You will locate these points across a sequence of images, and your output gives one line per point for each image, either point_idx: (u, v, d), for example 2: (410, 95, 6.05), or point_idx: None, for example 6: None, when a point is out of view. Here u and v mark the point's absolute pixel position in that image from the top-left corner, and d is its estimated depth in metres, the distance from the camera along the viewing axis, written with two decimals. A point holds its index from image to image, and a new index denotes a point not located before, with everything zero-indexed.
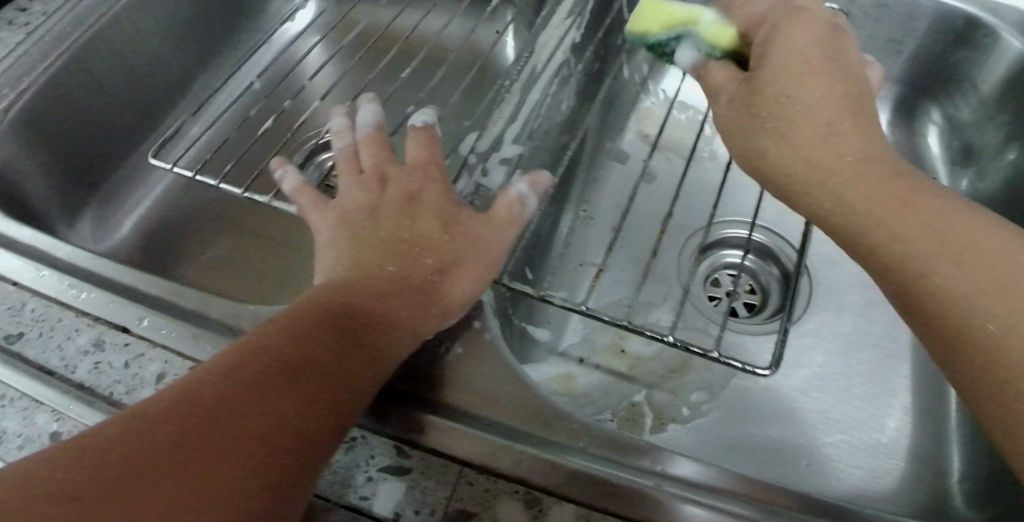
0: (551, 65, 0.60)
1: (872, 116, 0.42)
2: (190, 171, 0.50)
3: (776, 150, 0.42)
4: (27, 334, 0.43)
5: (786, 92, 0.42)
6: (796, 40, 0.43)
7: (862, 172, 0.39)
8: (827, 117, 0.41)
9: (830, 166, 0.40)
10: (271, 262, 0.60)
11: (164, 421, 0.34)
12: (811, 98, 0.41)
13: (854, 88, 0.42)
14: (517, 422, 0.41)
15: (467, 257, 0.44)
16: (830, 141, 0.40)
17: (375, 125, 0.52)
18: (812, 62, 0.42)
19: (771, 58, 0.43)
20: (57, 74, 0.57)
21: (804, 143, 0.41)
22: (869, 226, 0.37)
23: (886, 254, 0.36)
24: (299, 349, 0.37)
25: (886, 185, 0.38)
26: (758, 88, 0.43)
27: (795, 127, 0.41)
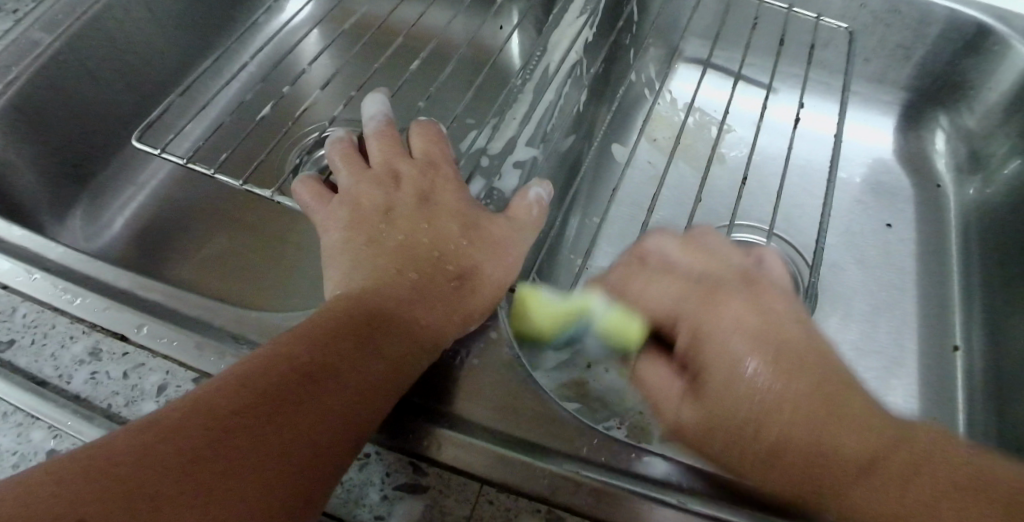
0: (562, 66, 0.62)
1: (795, 355, 0.36)
2: (180, 158, 0.47)
3: (708, 378, 0.36)
4: (19, 341, 0.40)
5: (742, 377, 0.35)
6: (732, 345, 0.36)
7: (794, 433, 0.34)
8: (733, 317, 0.37)
9: (778, 451, 0.34)
10: (269, 264, 0.57)
11: (181, 429, 0.32)
12: (771, 385, 0.35)
13: (776, 323, 0.37)
14: (536, 437, 0.39)
15: (488, 262, 0.43)
16: (771, 356, 0.36)
17: (385, 117, 0.50)
18: (728, 319, 0.37)
19: (709, 337, 0.37)
20: (47, 64, 0.54)
21: (754, 386, 0.35)
22: (784, 433, 0.34)
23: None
24: (321, 353, 0.36)
25: (890, 474, 0.33)
26: (710, 396, 0.36)
27: (761, 434, 0.35)
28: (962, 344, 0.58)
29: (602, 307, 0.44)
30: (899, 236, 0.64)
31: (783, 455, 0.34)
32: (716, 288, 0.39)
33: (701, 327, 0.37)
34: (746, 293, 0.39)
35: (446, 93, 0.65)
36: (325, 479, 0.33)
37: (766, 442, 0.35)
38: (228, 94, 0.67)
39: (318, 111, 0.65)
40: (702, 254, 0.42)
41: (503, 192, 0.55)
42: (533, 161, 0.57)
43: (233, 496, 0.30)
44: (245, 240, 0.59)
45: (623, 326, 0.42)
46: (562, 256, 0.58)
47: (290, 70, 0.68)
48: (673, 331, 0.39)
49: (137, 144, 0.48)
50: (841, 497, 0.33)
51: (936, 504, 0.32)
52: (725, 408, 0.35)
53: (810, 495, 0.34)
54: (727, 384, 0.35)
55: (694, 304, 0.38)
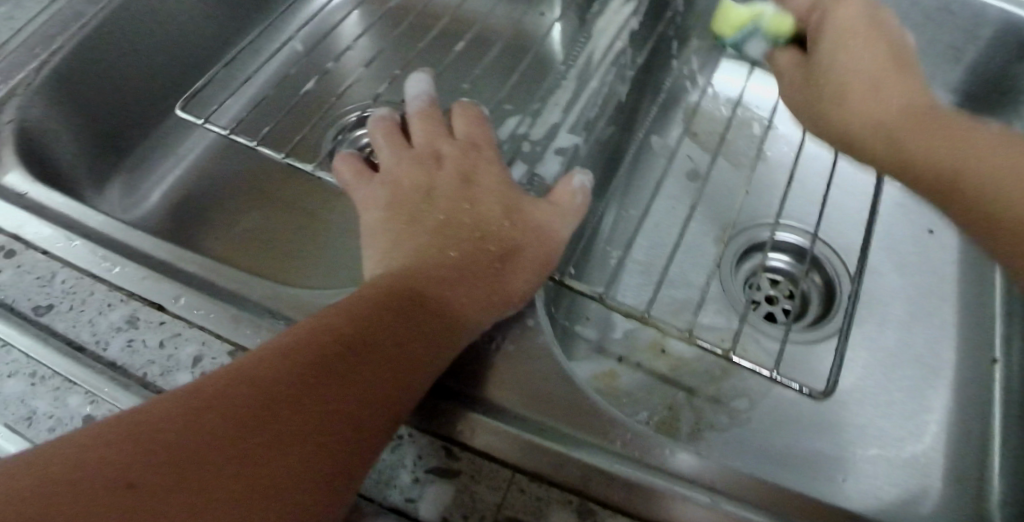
0: (608, 54, 0.61)
1: (900, 65, 0.45)
2: (223, 128, 0.46)
3: (828, 74, 0.46)
4: (57, 306, 0.41)
5: (841, 66, 0.45)
6: (837, 21, 0.47)
7: (884, 114, 0.43)
8: (866, 34, 0.46)
9: (879, 106, 0.43)
10: (302, 241, 0.57)
11: (224, 399, 0.32)
12: (868, 74, 0.44)
13: (895, 53, 0.45)
14: (571, 427, 0.39)
15: (531, 245, 0.42)
16: (882, 57, 0.45)
17: (428, 97, 0.49)
18: (869, 34, 0.46)
19: (836, 59, 0.46)
20: (93, 34, 0.54)
21: (853, 94, 0.44)
22: (862, 113, 0.44)
23: (953, 168, 0.38)
24: (360, 329, 0.35)
25: (929, 125, 0.41)
26: (825, 73, 0.46)
27: (846, 107, 0.45)
28: (1000, 357, 0.55)
29: (771, 11, 0.54)
30: (941, 244, 0.63)
31: (869, 137, 0.43)
32: (875, 17, 0.46)
33: (821, 23, 0.48)
34: (881, 47, 0.45)
35: (486, 78, 0.65)
36: (361, 460, 0.32)
37: (854, 121, 0.44)
38: (268, 72, 0.67)
39: (357, 90, 0.64)
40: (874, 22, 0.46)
41: (545, 178, 0.53)
42: (576, 148, 0.55)
43: (274, 468, 0.30)
44: (279, 216, 0.59)
45: (782, 24, 0.53)
46: (597, 246, 0.57)
47: (330, 51, 0.68)
48: (809, 31, 0.49)
49: (179, 114, 0.48)
50: (911, 154, 0.41)
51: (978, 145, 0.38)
52: (843, 94, 0.45)
53: (899, 137, 0.42)
54: (839, 91, 0.45)
55: (824, 1, 0.48)
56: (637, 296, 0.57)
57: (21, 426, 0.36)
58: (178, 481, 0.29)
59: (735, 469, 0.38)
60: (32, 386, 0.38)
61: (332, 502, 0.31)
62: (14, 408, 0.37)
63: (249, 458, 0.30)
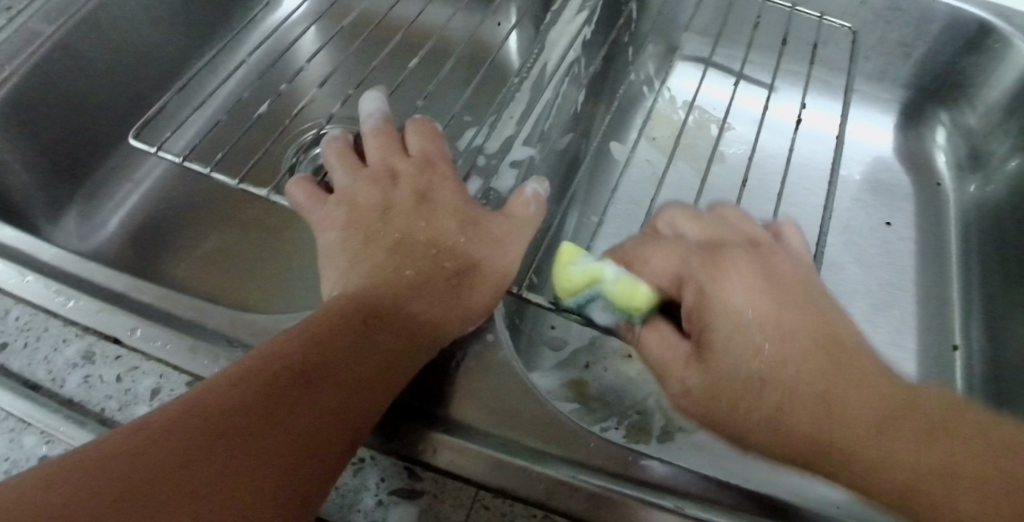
0: (562, 63, 0.61)
1: (784, 289, 0.41)
2: (174, 156, 0.46)
3: (714, 311, 0.39)
4: (12, 344, 0.40)
5: (739, 306, 0.39)
6: (725, 283, 0.40)
7: (807, 382, 0.36)
8: (744, 287, 0.40)
9: (785, 391, 0.37)
10: (265, 263, 0.57)
11: (177, 432, 0.32)
12: (776, 349, 0.38)
13: (779, 285, 0.41)
14: (531, 441, 0.39)
15: (486, 260, 0.42)
16: (770, 308, 0.39)
17: (382, 115, 0.49)
18: (753, 282, 0.40)
19: (720, 316, 0.39)
20: (42, 61, 0.54)
21: (734, 298, 0.39)
22: (786, 398, 0.36)
23: (943, 470, 0.33)
24: (316, 354, 0.35)
25: (905, 423, 0.35)
26: (705, 304, 0.40)
27: (790, 415, 0.36)
28: (961, 342, 0.58)
29: (614, 272, 0.43)
30: (900, 236, 0.64)
31: (791, 433, 0.36)
32: (715, 257, 0.42)
33: (690, 264, 0.42)
34: (758, 258, 0.42)
35: (444, 90, 0.65)
36: (320, 484, 0.33)
37: (762, 373, 0.37)
38: (224, 92, 0.66)
39: (315, 108, 0.64)
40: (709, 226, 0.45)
41: (500, 192, 0.54)
42: (531, 160, 0.57)
43: (230, 499, 0.30)
44: (241, 239, 0.59)
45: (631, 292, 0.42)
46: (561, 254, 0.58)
47: (287, 67, 0.67)
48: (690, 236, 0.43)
49: (131, 141, 0.47)
50: (875, 458, 0.34)
51: (956, 433, 0.34)
52: (741, 414, 0.37)
53: (843, 451, 0.35)
54: (732, 352, 0.38)
55: (696, 270, 0.41)
56: None
57: None
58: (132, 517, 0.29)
59: (700, 473, 0.39)
60: None
61: None
62: None
63: (205, 489, 0.30)
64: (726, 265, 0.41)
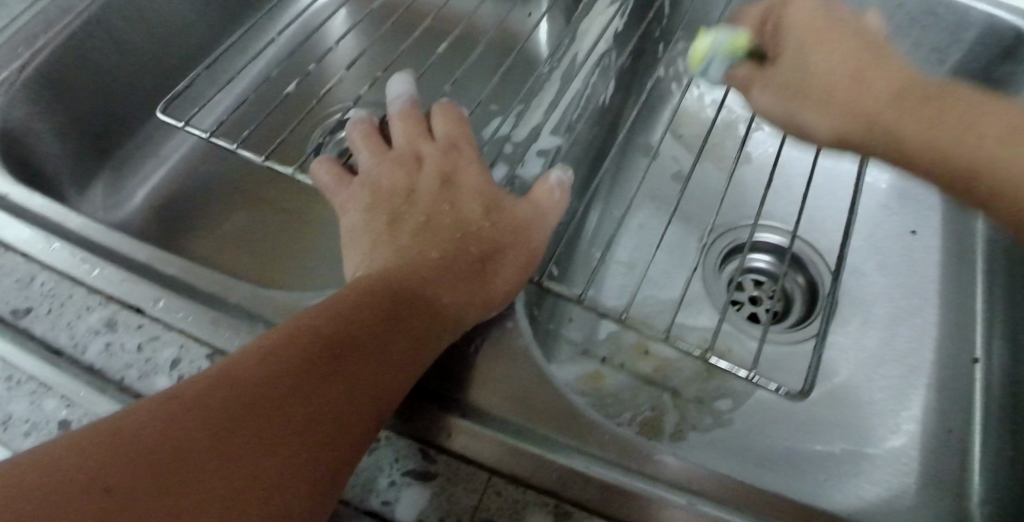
0: (591, 55, 0.60)
1: (836, 26, 0.46)
2: (203, 132, 0.46)
3: (790, 55, 0.47)
4: (36, 309, 0.41)
5: (815, 67, 0.45)
6: (799, 27, 0.46)
7: (860, 92, 0.43)
8: (814, 35, 0.46)
9: (831, 76, 0.44)
10: (286, 241, 0.57)
11: (205, 402, 0.32)
12: (830, 63, 0.44)
13: (845, 36, 0.45)
14: (547, 429, 0.39)
15: (511, 245, 0.42)
16: (841, 48, 0.45)
17: (409, 98, 0.49)
18: (825, 34, 0.45)
19: (794, 5, 0.48)
20: (74, 34, 0.54)
21: (822, 55, 0.45)
22: (830, 102, 0.44)
23: (979, 157, 0.39)
24: (340, 330, 0.35)
25: (913, 100, 0.42)
26: (783, 36, 0.48)
27: (834, 98, 0.44)
28: (983, 356, 0.56)
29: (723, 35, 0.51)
30: (925, 244, 0.63)
31: (849, 115, 0.44)
32: (783, 20, 0.48)
33: (778, 22, 0.48)
34: (803, 25, 0.46)
35: (471, 78, 0.65)
36: (346, 459, 0.33)
37: (800, 104, 0.46)
38: (253, 72, 0.67)
39: (341, 91, 0.64)
40: (818, 26, 0.46)
41: (525, 180, 0.53)
42: (557, 149, 0.55)
43: (258, 470, 0.30)
44: (263, 216, 0.59)
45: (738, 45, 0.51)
46: (581, 247, 0.58)
47: (315, 50, 0.67)
48: (766, 24, 0.50)
49: (160, 115, 0.47)
50: (907, 136, 0.42)
51: (973, 109, 0.41)
52: (804, 97, 0.45)
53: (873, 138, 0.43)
54: (805, 74, 0.45)
55: (776, 10, 0.49)
56: (619, 298, 0.57)
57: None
58: (162, 486, 0.29)
59: (715, 471, 0.39)
60: (9, 389, 0.38)
61: (318, 501, 0.31)
62: None
63: (234, 460, 0.30)
64: (828, 28, 0.46)
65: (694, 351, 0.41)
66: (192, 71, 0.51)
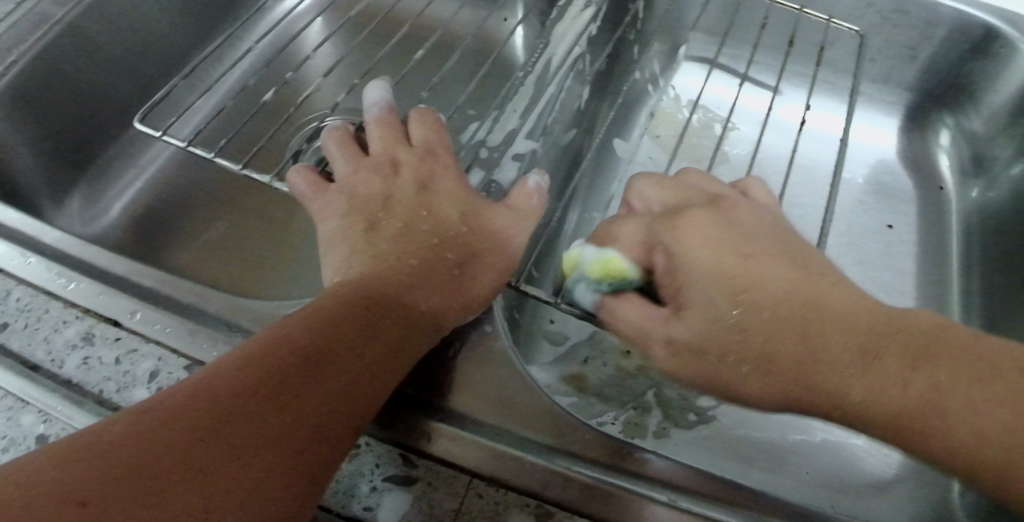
0: (566, 58, 0.61)
1: (751, 234, 0.40)
2: (181, 141, 0.46)
3: (692, 296, 0.38)
4: (12, 325, 0.40)
5: (709, 315, 0.38)
6: (692, 244, 0.39)
7: (840, 357, 0.36)
8: (712, 256, 0.39)
9: (768, 360, 0.37)
10: (267, 250, 0.57)
11: (182, 415, 0.32)
12: (770, 313, 0.37)
13: (743, 237, 0.40)
14: (528, 431, 0.39)
15: (488, 250, 0.42)
16: (762, 308, 0.37)
17: (386, 104, 0.49)
18: (738, 254, 0.39)
19: (687, 280, 0.39)
20: (47, 47, 0.54)
21: (733, 301, 0.37)
22: (748, 376, 0.38)
23: (941, 431, 0.34)
24: (320, 339, 0.36)
25: (895, 345, 0.36)
26: (671, 261, 0.40)
27: (766, 285, 0.38)
28: None
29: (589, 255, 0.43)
30: (900, 239, 0.64)
31: (811, 376, 0.36)
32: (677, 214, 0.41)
33: (658, 234, 0.41)
34: (717, 214, 0.41)
35: (448, 84, 0.65)
36: (325, 467, 0.33)
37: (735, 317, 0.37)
38: (229, 82, 0.67)
39: (319, 99, 0.64)
40: (705, 230, 0.40)
41: (501, 184, 0.54)
42: (533, 153, 0.57)
43: (236, 481, 0.30)
44: (243, 226, 0.59)
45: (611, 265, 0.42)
46: (561, 249, 0.58)
47: (292, 58, 0.67)
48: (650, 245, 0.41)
49: (137, 125, 0.46)
50: (865, 413, 0.36)
51: (950, 359, 0.35)
52: (721, 363, 0.38)
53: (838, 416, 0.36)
54: (711, 325, 0.38)
55: (660, 232, 0.41)
56: None
57: None
58: (140, 499, 0.29)
59: (693, 467, 0.40)
60: None
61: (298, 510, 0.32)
62: None
63: (211, 472, 0.30)
64: (686, 214, 0.41)
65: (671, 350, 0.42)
66: (171, 82, 0.50)
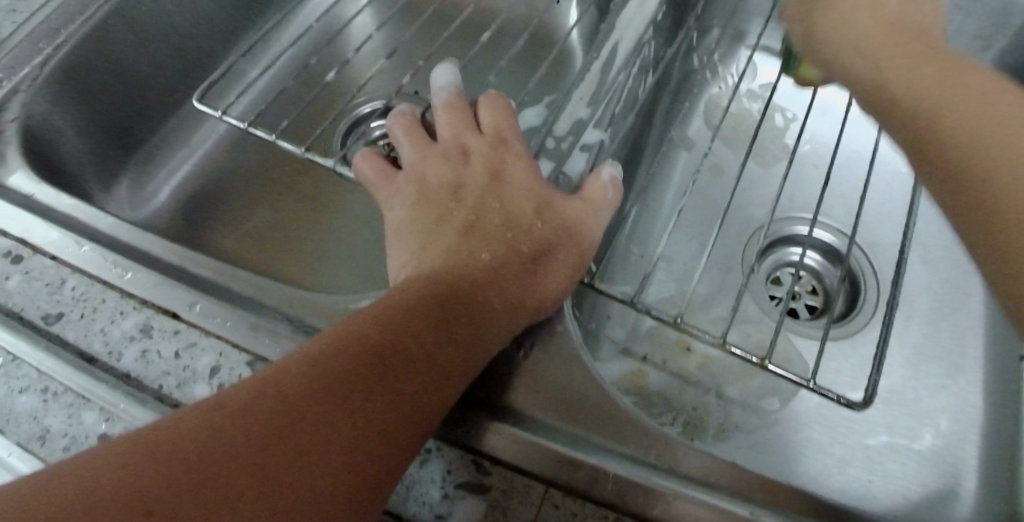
0: (635, 46, 0.55)
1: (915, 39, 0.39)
2: (242, 122, 0.44)
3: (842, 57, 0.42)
4: (68, 315, 0.39)
5: (853, 51, 0.41)
6: (856, 41, 0.41)
7: (923, 81, 0.37)
8: (895, 46, 0.39)
9: (877, 88, 0.39)
10: (314, 238, 0.56)
11: (248, 414, 0.30)
12: (890, 66, 0.39)
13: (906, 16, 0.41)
14: (603, 438, 0.37)
15: (562, 246, 0.40)
16: (890, 44, 0.39)
17: (455, 88, 0.47)
18: (916, 49, 0.38)
19: (857, 65, 0.41)
20: (96, 27, 0.53)
21: (856, 54, 0.41)
22: (895, 81, 0.38)
23: (990, 167, 0.32)
24: (391, 338, 0.34)
25: (946, 77, 0.36)
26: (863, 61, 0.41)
27: (895, 70, 0.38)
28: None
29: None
30: None
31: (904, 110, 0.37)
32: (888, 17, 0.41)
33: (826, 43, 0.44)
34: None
35: (511, 70, 0.63)
36: (392, 474, 0.31)
37: (881, 80, 0.39)
38: (277, 67, 0.65)
39: (373, 86, 0.63)
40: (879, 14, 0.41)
41: (571, 178, 0.49)
42: (603, 144, 0.51)
43: (303, 489, 0.29)
44: (292, 212, 0.57)
45: None
46: (620, 244, 0.56)
47: (343, 47, 0.65)
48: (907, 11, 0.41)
49: (199, 104, 0.45)
50: (1007, 173, 0.31)
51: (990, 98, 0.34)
52: (879, 103, 0.39)
53: (958, 170, 0.33)
54: (860, 80, 0.40)
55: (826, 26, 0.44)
56: (662, 291, 0.56)
57: (35, 445, 0.35)
58: (205, 505, 0.28)
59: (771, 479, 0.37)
60: (44, 402, 0.36)
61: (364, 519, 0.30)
62: (27, 425, 0.35)
63: (279, 478, 0.29)
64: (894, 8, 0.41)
65: (751, 357, 0.40)
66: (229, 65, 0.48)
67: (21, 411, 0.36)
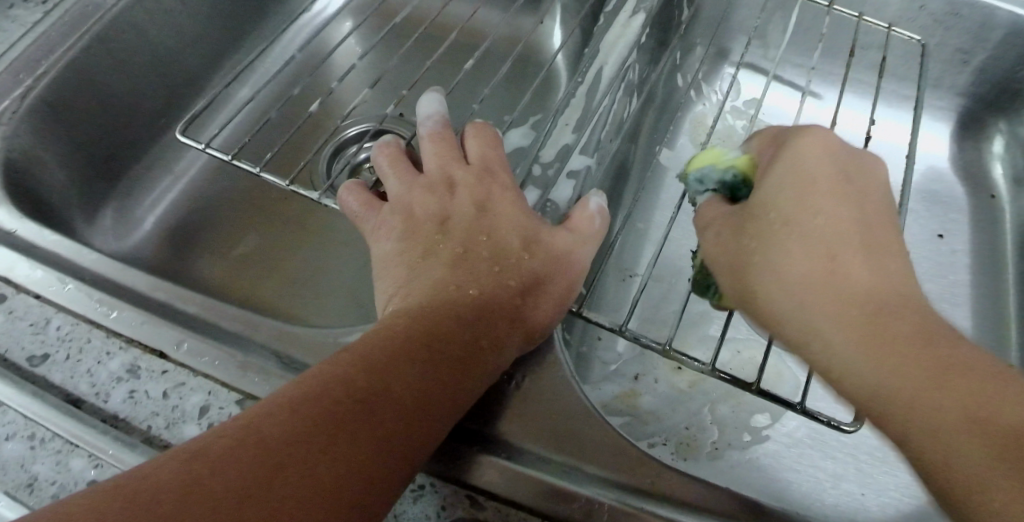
0: (618, 68, 0.54)
1: (835, 250, 0.34)
2: (225, 154, 0.43)
3: (753, 269, 0.37)
4: (54, 356, 0.39)
5: (779, 280, 0.35)
6: (779, 258, 0.35)
7: (850, 334, 0.32)
8: (823, 271, 0.34)
9: (800, 332, 0.34)
10: (300, 267, 0.56)
11: (229, 461, 0.30)
12: (811, 303, 0.34)
13: (826, 224, 0.35)
14: (596, 469, 0.37)
15: (549, 279, 0.40)
16: (815, 285, 0.34)
17: (440, 117, 0.47)
18: (837, 277, 0.34)
19: (767, 288, 0.36)
20: (77, 58, 0.52)
21: (777, 273, 0.35)
22: (816, 324, 0.33)
23: (960, 470, 0.28)
24: (376, 379, 0.33)
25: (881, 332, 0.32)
26: (778, 293, 0.35)
27: (820, 309, 0.33)
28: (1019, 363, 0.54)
29: None
30: None
31: (843, 373, 0.32)
32: (815, 234, 0.35)
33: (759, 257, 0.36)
34: (815, 178, 0.36)
35: (496, 94, 0.63)
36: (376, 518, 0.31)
37: (802, 318, 0.34)
38: (261, 95, 0.65)
39: (359, 113, 0.63)
40: (800, 226, 0.35)
41: (558, 204, 0.49)
42: (589, 171, 0.51)
43: None
44: (278, 239, 0.57)
45: None
46: (609, 266, 0.57)
47: (328, 73, 0.65)
48: (810, 206, 0.36)
49: (179, 137, 0.44)
50: (902, 400, 0.30)
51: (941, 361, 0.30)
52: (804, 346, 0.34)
53: (935, 475, 0.29)
54: (779, 315, 0.35)
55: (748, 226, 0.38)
56: (651, 311, 0.56)
57: (23, 494, 0.34)
58: None
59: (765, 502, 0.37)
60: (31, 449, 0.35)
61: None
62: (13, 473, 0.35)
63: None
64: (812, 202, 0.36)
65: (742, 379, 0.39)
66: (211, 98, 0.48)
67: (8, 459, 0.35)
